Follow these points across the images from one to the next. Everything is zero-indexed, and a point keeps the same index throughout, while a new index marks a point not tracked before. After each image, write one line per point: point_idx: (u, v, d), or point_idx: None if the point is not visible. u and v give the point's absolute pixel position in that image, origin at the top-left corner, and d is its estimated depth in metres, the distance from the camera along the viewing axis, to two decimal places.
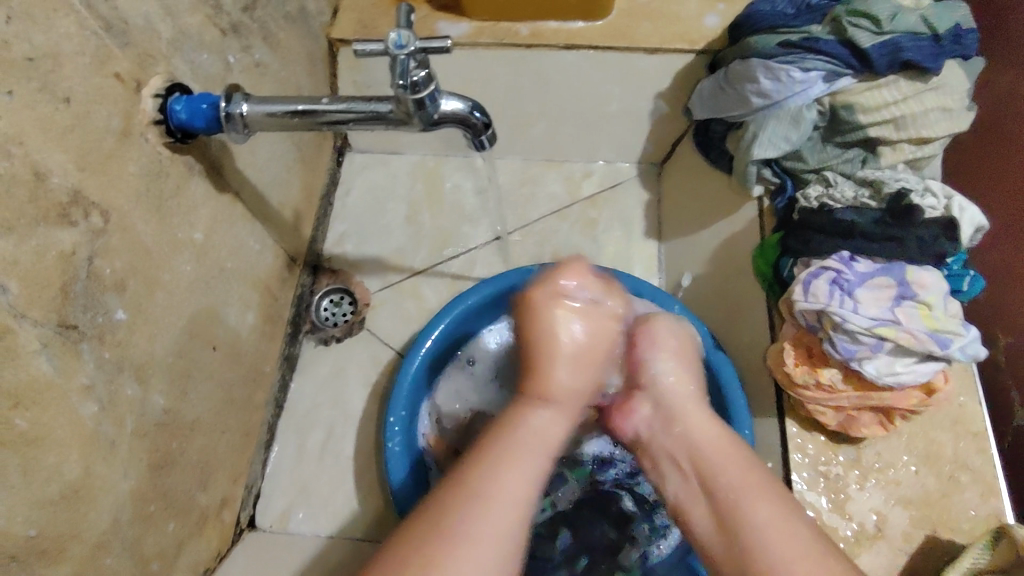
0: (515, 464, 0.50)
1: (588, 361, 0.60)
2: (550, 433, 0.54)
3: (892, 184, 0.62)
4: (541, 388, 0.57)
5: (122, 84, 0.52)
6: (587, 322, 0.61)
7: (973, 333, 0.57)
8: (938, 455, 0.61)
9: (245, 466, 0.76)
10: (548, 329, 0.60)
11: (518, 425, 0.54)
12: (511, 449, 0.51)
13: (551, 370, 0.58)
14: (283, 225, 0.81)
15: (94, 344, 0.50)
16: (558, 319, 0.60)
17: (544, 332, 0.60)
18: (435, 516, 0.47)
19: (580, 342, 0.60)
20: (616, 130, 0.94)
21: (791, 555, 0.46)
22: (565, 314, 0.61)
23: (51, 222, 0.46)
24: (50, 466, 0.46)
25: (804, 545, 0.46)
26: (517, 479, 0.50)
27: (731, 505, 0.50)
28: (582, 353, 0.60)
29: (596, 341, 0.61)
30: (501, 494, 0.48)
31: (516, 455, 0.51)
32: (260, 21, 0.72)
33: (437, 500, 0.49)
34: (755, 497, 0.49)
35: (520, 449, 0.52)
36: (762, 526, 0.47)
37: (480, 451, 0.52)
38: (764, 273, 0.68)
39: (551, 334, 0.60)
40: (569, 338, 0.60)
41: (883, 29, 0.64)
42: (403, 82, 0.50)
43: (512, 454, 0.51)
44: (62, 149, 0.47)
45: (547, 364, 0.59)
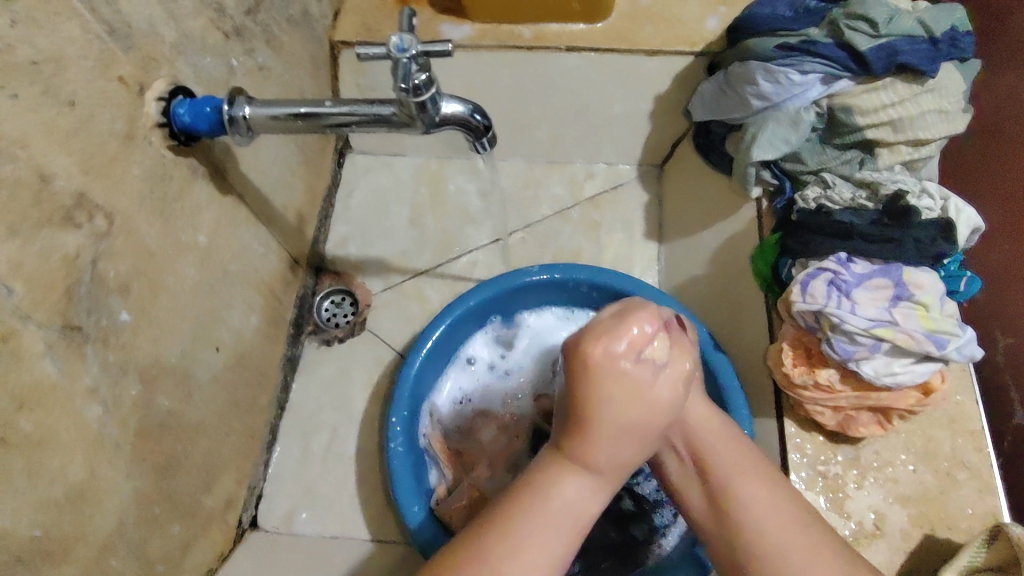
0: (529, 540, 0.46)
1: (641, 434, 0.48)
2: (582, 509, 0.48)
3: (890, 185, 0.64)
4: (578, 452, 0.48)
5: (126, 88, 0.53)
6: (640, 393, 0.48)
7: (969, 334, 0.58)
8: (936, 454, 0.62)
9: (248, 467, 0.76)
10: (597, 399, 0.48)
11: (543, 495, 0.48)
12: (532, 527, 0.46)
13: (593, 446, 0.48)
14: (285, 227, 0.82)
15: (99, 345, 0.51)
16: (608, 387, 0.48)
17: (589, 402, 0.48)
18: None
19: (639, 420, 0.48)
20: (617, 133, 0.95)
21: (775, 524, 0.48)
22: (616, 385, 0.48)
23: (55, 225, 0.47)
24: (54, 467, 0.47)
25: (797, 535, 0.47)
26: (533, 558, 0.46)
27: (723, 492, 0.51)
28: (633, 426, 0.48)
29: (649, 414, 0.48)
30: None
31: (530, 528, 0.46)
32: (263, 24, 0.73)
33: (446, 564, 0.46)
34: (743, 476, 0.51)
35: (542, 523, 0.47)
36: (759, 517, 0.49)
37: (498, 518, 0.48)
38: (764, 274, 0.69)
39: (600, 406, 0.47)
40: (619, 410, 0.47)
41: (880, 32, 0.65)
42: (405, 85, 0.51)
43: (535, 530, 0.46)
44: (66, 153, 0.47)
45: (592, 432, 0.48)
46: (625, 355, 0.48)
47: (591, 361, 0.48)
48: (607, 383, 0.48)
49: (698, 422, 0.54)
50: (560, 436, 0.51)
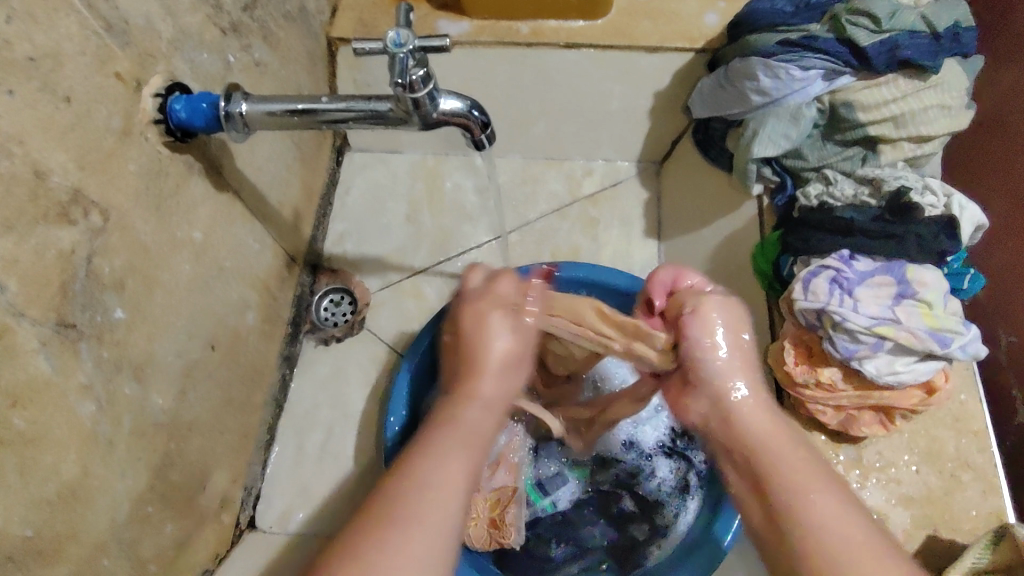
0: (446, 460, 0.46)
1: (517, 361, 0.54)
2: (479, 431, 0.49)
3: (892, 182, 0.62)
4: (469, 384, 0.53)
5: (123, 84, 0.52)
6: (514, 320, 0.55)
7: (972, 332, 0.57)
8: (939, 454, 0.61)
9: (243, 466, 0.76)
10: (474, 332, 0.54)
11: (445, 423, 0.50)
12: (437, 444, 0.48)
13: (480, 373, 0.52)
14: (282, 224, 0.81)
15: (93, 343, 0.50)
16: (489, 318, 0.54)
17: (469, 332, 0.54)
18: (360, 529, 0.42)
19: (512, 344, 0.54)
20: (616, 129, 0.94)
21: (842, 533, 0.43)
22: (496, 318, 0.54)
23: (51, 221, 0.46)
24: (47, 466, 0.46)
25: (864, 547, 0.42)
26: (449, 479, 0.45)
27: (783, 501, 0.45)
28: (509, 357, 0.54)
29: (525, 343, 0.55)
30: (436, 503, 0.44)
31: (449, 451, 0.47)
32: (260, 20, 0.72)
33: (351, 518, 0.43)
34: (808, 487, 0.45)
35: (450, 445, 0.48)
36: (822, 527, 0.43)
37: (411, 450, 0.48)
38: (764, 273, 0.68)
39: (478, 334, 0.53)
40: (500, 338, 0.53)
41: (881, 28, 0.64)
42: (401, 80, 0.50)
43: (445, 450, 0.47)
44: (63, 148, 0.47)
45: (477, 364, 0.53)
46: (512, 296, 0.56)
47: (467, 293, 0.57)
48: (483, 308, 0.54)
49: (744, 415, 0.50)
50: (455, 381, 0.54)
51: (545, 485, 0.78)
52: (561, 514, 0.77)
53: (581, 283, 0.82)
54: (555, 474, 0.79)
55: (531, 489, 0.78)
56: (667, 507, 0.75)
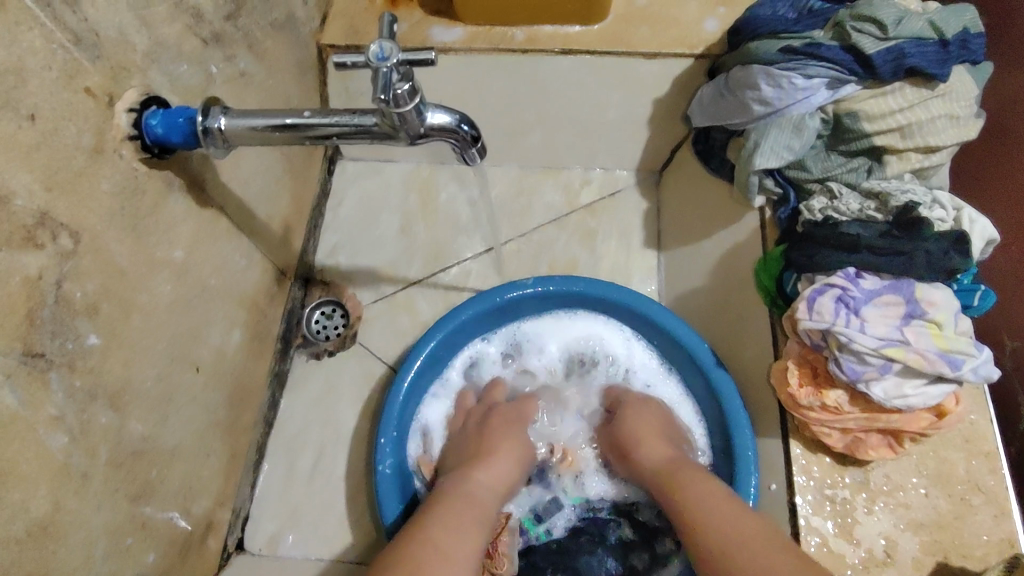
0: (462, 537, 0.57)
1: (518, 457, 0.71)
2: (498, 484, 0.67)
3: (899, 196, 0.60)
4: (477, 466, 0.68)
5: (94, 99, 0.50)
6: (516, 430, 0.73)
7: (985, 353, 0.55)
8: (949, 477, 0.59)
9: (231, 488, 0.73)
10: (495, 432, 0.72)
11: (461, 492, 0.64)
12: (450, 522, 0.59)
13: (489, 462, 0.69)
14: (270, 238, 0.79)
15: (64, 371, 0.48)
16: (512, 423, 0.74)
17: (490, 432, 0.72)
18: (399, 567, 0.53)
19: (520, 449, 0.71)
20: (613, 138, 0.92)
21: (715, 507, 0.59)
22: (508, 428, 0.73)
23: (15, 246, 0.44)
24: (15, 503, 0.44)
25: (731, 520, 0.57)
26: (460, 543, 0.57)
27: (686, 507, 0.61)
28: (518, 454, 0.71)
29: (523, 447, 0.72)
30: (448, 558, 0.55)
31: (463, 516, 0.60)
32: (245, 29, 0.70)
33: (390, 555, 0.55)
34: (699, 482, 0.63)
35: (467, 518, 0.60)
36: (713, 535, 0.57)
37: (431, 519, 0.59)
38: (768, 289, 0.66)
39: (504, 430, 0.73)
40: (512, 441, 0.72)
41: (888, 35, 0.62)
42: (385, 96, 0.48)
43: (463, 524, 0.59)
44: (28, 169, 0.45)
45: (486, 454, 0.70)
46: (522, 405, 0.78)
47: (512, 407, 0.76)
48: (507, 420, 0.74)
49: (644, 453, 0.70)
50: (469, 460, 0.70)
51: (540, 512, 0.76)
52: (555, 542, 0.74)
53: (578, 297, 0.80)
54: (551, 500, 0.77)
55: (527, 518, 0.76)
56: (667, 536, 0.73)
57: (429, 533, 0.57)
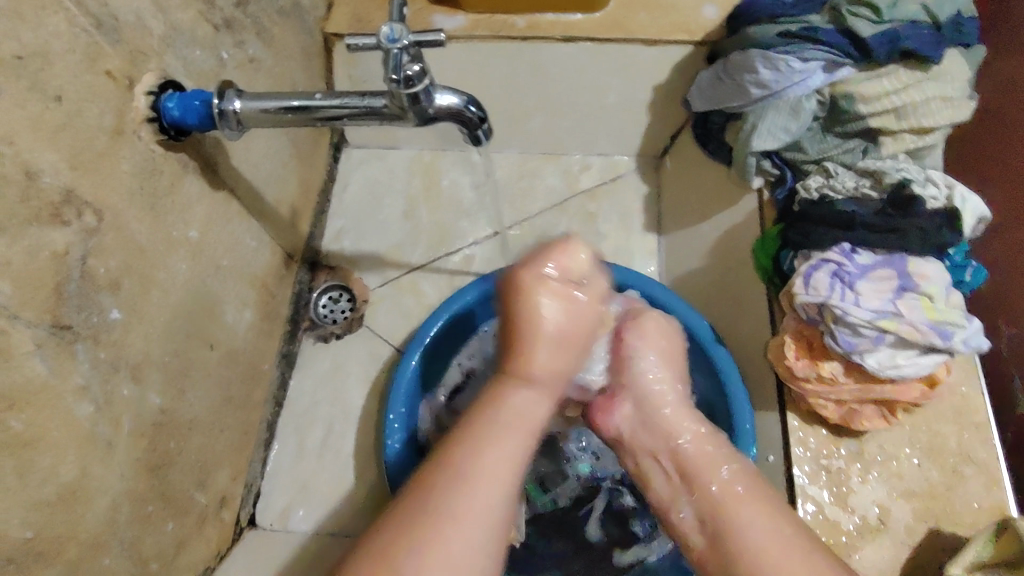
0: (503, 447, 0.49)
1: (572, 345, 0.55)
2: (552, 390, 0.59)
3: (894, 174, 0.62)
4: (519, 366, 0.53)
5: (114, 82, 0.52)
6: (575, 307, 0.55)
7: (974, 325, 0.57)
8: (940, 447, 0.61)
9: (244, 465, 0.75)
10: (531, 314, 0.53)
11: (499, 406, 0.51)
12: (494, 432, 0.49)
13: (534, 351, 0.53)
14: (279, 221, 0.80)
15: (89, 344, 0.50)
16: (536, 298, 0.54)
17: (518, 315, 0.54)
18: (446, 492, 0.46)
19: (561, 326, 0.54)
20: (614, 123, 0.94)
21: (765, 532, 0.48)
22: (551, 300, 0.54)
23: (43, 222, 0.46)
24: (45, 468, 0.46)
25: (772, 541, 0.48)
26: (504, 454, 0.48)
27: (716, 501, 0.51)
28: (569, 338, 0.54)
29: (578, 327, 0.55)
30: (492, 475, 0.47)
31: (503, 431, 0.49)
32: (253, 16, 0.71)
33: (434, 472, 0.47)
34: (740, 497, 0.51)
35: (508, 427, 0.50)
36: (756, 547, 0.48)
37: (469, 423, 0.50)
38: (764, 266, 0.68)
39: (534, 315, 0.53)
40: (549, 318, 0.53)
41: (883, 18, 0.64)
42: (397, 76, 0.49)
43: (503, 427, 0.50)
44: (54, 148, 0.46)
45: (530, 345, 0.53)
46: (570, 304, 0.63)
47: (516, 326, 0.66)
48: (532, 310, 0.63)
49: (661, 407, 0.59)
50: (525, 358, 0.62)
51: (545, 481, 0.78)
52: (560, 511, 0.77)
53: None
54: (554, 470, 0.79)
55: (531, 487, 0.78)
56: None
57: (463, 447, 0.48)
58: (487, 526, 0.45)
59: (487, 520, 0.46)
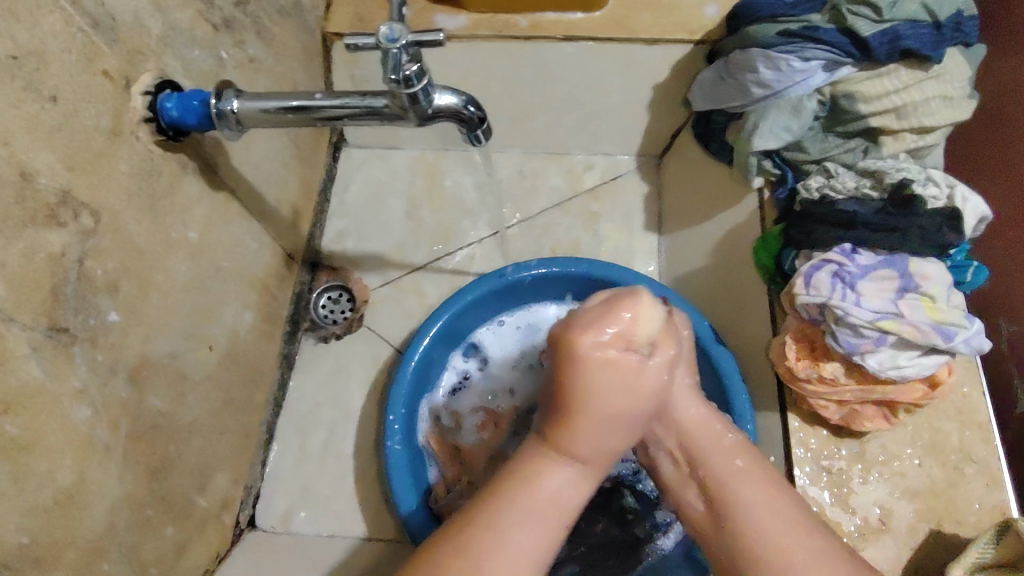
0: (529, 530, 0.48)
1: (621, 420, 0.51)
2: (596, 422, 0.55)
3: (894, 173, 0.62)
4: (561, 440, 0.50)
5: (111, 82, 0.52)
6: (624, 378, 0.50)
7: (976, 325, 0.57)
8: (943, 447, 0.60)
9: (244, 467, 0.75)
10: (580, 386, 0.49)
11: (531, 478, 0.49)
12: (523, 513, 0.48)
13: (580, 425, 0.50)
14: (279, 222, 0.80)
15: (86, 345, 0.50)
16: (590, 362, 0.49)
17: (573, 387, 0.50)
18: (468, 573, 0.45)
19: (617, 406, 0.50)
20: (615, 123, 0.93)
21: (764, 517, 0.49)
22: (605, 370, 0.50)
23: (40, 223, 0.45)
24: (42, 472, 0.46)
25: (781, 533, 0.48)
26: (529, 532, 0.48)
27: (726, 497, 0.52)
28: (621, 411, 0.50)
29: (634, 403, 0.50)
30: (514, 556, 0.46)
31: (529, 507, 0.48)
32: (252, 15, 0.71)
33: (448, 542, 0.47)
34: (745, 481, 0.51)
35: (538, 507, 0.48)
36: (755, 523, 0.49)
37: (500, 494, 0.49)
38: (767, 268, 0.67)
39: (588, 384, 0.49)
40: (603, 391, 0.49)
41: (882, 18, 0.63)
42: (395, 76, 0.49)
43: (532, 506, 0.48)
44: (50, 149, 0.46)
45: (575, 420, 0.50)
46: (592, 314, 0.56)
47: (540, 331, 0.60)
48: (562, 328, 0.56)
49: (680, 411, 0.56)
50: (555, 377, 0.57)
51: None
52: None
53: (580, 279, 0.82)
54: None
55: None
56: None
57: (489, 525, 0.47)
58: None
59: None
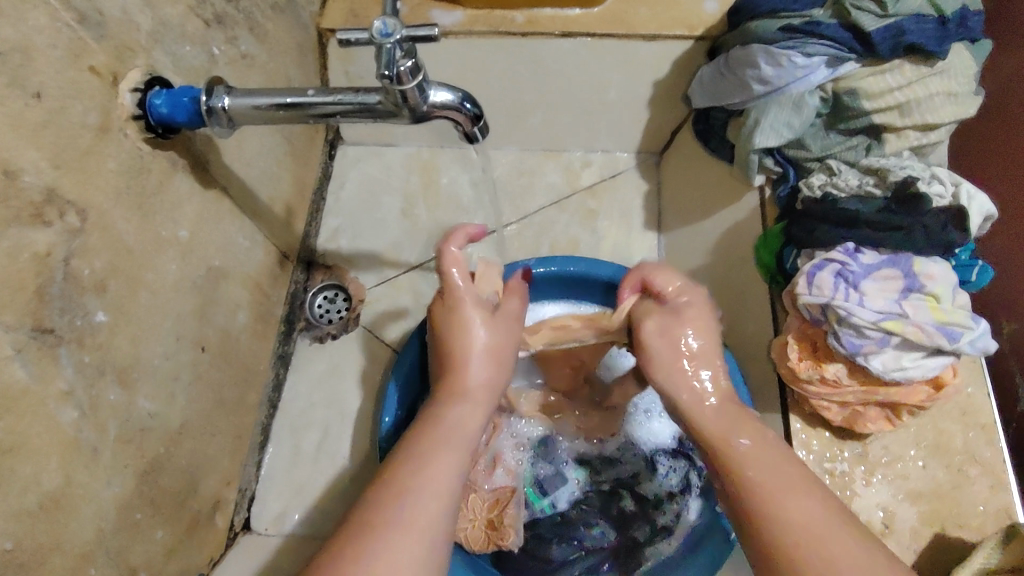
0: (441, 462, 0.49)
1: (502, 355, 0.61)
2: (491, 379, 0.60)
3: (898, 172, 0.60)
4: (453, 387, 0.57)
5: (99, 78, 0.50)
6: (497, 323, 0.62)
7: (982, 327, 0.56)
8: (947, 448, 0.59)
9: (237, 469, 0.74)
10: (453, 330, 0.61)
11: (433, 421, 0.54)
12: (427, 447, 0.50)
13: (466, 370, 0.58)
14: (273, 220, 0.79)
15: (73, 347, 0.49)
16: (460, 306, 0.62)
17: (449, 331, 0.61)
18: (387, 498, 0.46)
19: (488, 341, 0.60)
20: (613, 120, 0.92)
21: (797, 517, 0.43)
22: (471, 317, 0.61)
23: (25, 222, 0.44)
24: (27, 475, 0.45)
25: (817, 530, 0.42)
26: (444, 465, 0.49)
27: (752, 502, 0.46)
28: (497, 349, 0.61)
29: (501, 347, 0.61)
30: (429, 481, 0.47)
31: (440, 443, 0.51)
32: (245, 11, 0.70)
33: (378, 488, 0.47)
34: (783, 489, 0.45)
35: (446, 444, 0.51)
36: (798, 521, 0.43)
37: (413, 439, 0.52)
38: (768, 266, 0.66)
39: (455, 324, 0.61)
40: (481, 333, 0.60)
41: (887, 12, 0.62)
42: (389, 72, 0.48)
43: (440, 443, 0.51)
44: (35, 146, 0.45)
45: (461, 361, 0.59)
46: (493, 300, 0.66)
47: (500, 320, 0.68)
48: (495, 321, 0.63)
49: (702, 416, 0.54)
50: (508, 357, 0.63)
51: (544, 484, 0.77)
52: (561, 515, 0.75)
53: (579, 278, 0.81)
54: (553, 473, 0.78)
55: (530, 490, 0.76)
56: (670, 504, 0.74)
57: (406, 459, 0.49)
58: (436, 527, 0.45)
59: (432, 529, 0.45)
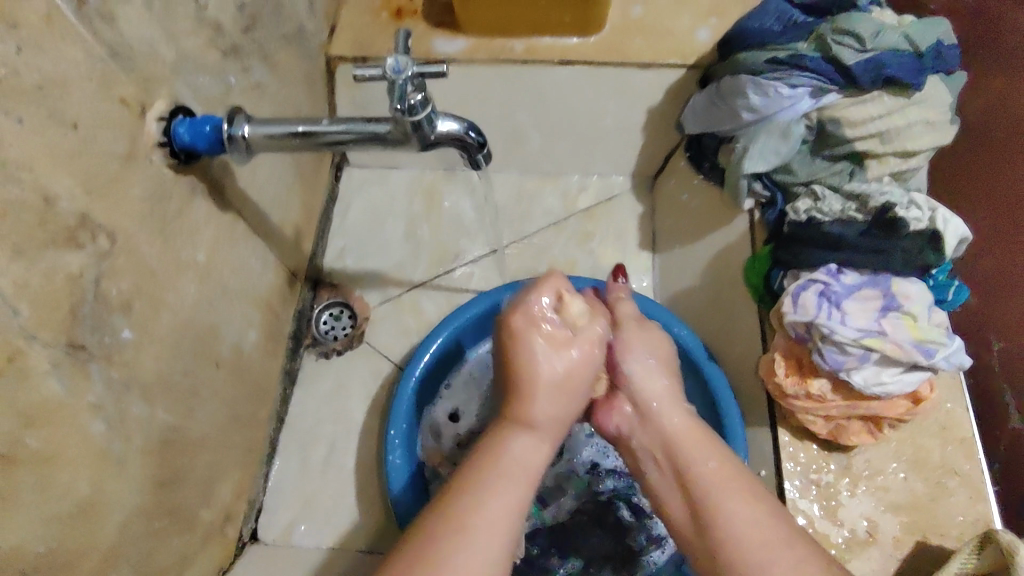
0: (506, 491, 0.51)
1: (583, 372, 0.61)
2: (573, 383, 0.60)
3: (878, 197, 0.64)
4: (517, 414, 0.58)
5: (127, 108, 0.54)
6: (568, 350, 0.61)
7: (956, 343, 0.59)
8: (926, 462, 0.62)
9: (248, 481, 0.77)
10: (525, 355, 0.60)
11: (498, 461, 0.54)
12: (496, 480, 0.52)
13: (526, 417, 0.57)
14: (283, 242, 0.82)
15: (102, 364, 0.52)
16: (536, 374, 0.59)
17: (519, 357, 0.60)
18: (449, 544, 0.47)
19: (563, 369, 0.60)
20: (610, 145, 0.96)
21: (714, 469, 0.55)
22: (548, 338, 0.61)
23: (59, 246, 0.47)
24: (63, 483, 0.47)
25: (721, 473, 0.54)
26: (504, 508, 0.50)
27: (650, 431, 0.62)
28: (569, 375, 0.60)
29: (579, 365, 0.61)
30: (489, 517, 0.49)
31: (503, 481, 0.52)
32: (260, 41, 0.74)
33: (437, 521, 0.49)
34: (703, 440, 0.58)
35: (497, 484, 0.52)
36: (739, 522, 0.50)
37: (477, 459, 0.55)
38: (756, 285, 0.70)
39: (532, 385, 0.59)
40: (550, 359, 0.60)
41: (866, 47, 0.66)
42: (401, 105, 0.52)
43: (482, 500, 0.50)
44: (69, 174, 0.48)
45: (530, 391, 0.59)
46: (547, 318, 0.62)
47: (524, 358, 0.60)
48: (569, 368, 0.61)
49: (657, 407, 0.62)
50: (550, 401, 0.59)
51: (544, 496, 0.80)
52: (559, 524, 0.78)
53: None
54: (554, 484, 0.81)
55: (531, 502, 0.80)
56: None
57: (463, 494, 0.51)
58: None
59: (487, 574, 0.47)
